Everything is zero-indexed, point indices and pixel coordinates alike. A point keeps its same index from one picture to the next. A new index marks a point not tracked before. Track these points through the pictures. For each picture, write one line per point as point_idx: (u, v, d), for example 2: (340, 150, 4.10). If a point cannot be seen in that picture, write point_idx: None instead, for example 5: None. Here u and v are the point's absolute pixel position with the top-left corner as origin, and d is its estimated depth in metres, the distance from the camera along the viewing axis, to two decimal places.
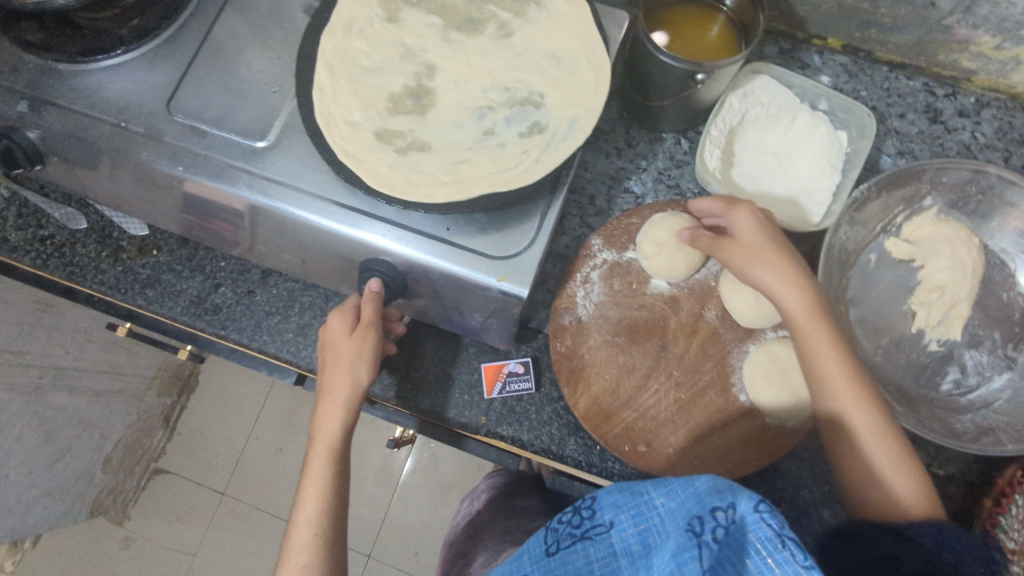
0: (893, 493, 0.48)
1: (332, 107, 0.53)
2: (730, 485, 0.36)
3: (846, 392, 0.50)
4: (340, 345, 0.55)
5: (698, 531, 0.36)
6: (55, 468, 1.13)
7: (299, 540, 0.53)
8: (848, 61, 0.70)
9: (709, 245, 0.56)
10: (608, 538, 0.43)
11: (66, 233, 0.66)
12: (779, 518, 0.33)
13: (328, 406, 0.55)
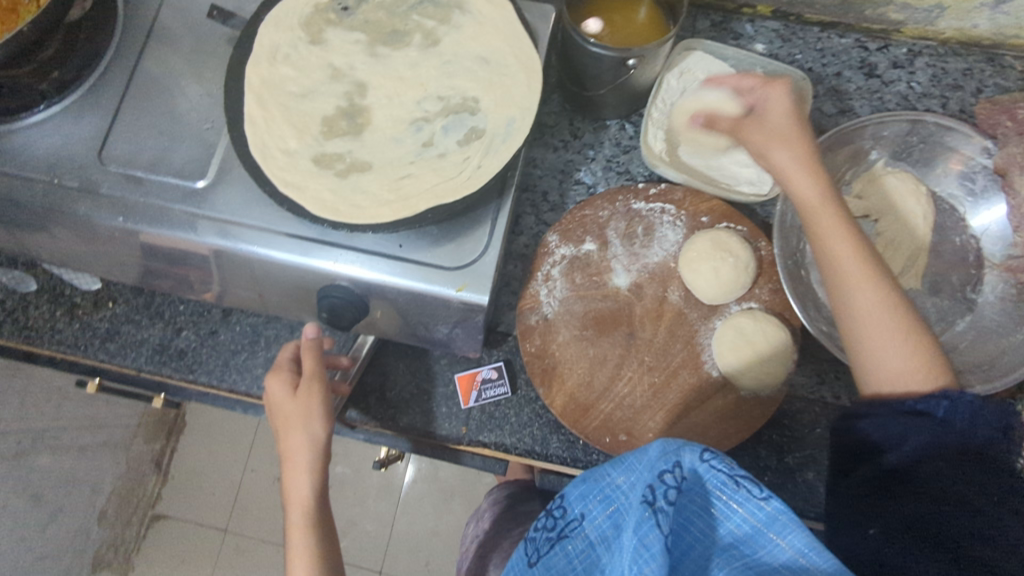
0: (904, 368, 0.49)
1: (266, 138, 0.53)
2: (671, 446, 0.41)
3: (852, 268, 0.51)
4: (289, 407, 0.53)
5: (652, 498, 0.39)
6: (48, 530, 1.11)
7: None
8: (780, 26, 0.71)
9: (732, 123, 0.59)
10: (583, 530, 0.45)
11: (16, 297, 0.64)
12: (725, 462, 0.40)
13: (292, 470, 0.53)
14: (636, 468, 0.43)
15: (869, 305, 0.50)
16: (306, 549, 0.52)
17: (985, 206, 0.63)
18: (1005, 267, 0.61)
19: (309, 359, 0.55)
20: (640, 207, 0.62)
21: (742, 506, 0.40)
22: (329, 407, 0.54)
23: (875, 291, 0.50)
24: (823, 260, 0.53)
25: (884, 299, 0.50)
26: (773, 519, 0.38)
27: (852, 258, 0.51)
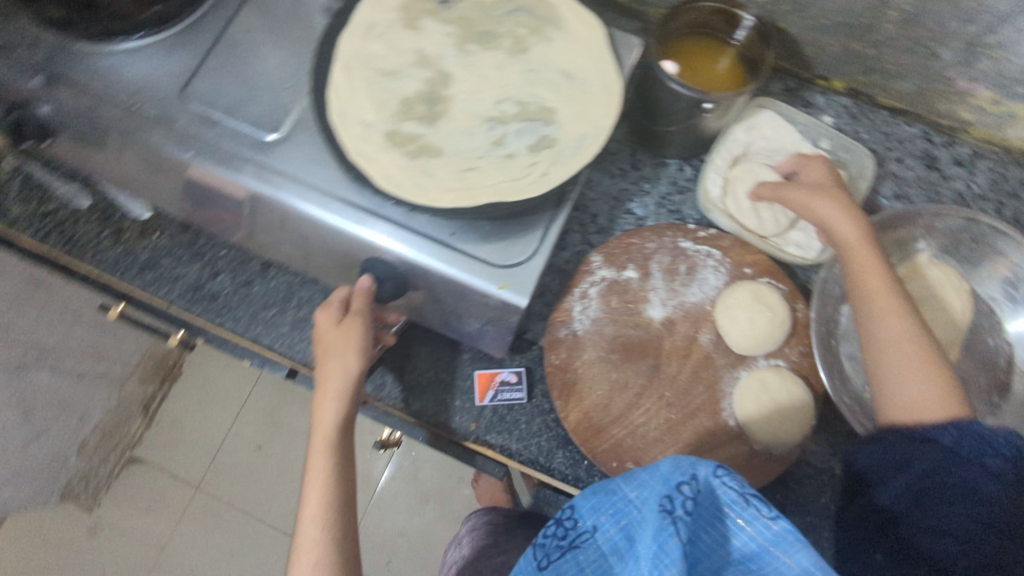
0: (924, 395, 0.51)
1: (347, 107, 0.54)
2: (688, 461, 0.41)
3: (885, 299, 0.54)
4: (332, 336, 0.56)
5: (671, 506, 0.39)
6: (29, 449, 1.10)
7: (306, 536, 0.53)
8: (851, 104, 0.72)
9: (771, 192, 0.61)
10: (593, 542, 0.43)
11: (68, 209, 0.66)
12: (737, 479, 0.39)
13: (323, 399, 0.56)
14: (648, 483, 0.42)
15: (898, 333, 0.53)
16: (324, 477, 0.55)
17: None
18: None
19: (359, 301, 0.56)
20: (687, 245, 0.63)
21: (750, 525, 0.39)
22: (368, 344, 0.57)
23: (906, 323, 0.53)
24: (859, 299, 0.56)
25: (921, 338, 0.53)
26: (780, 538, 0.37)
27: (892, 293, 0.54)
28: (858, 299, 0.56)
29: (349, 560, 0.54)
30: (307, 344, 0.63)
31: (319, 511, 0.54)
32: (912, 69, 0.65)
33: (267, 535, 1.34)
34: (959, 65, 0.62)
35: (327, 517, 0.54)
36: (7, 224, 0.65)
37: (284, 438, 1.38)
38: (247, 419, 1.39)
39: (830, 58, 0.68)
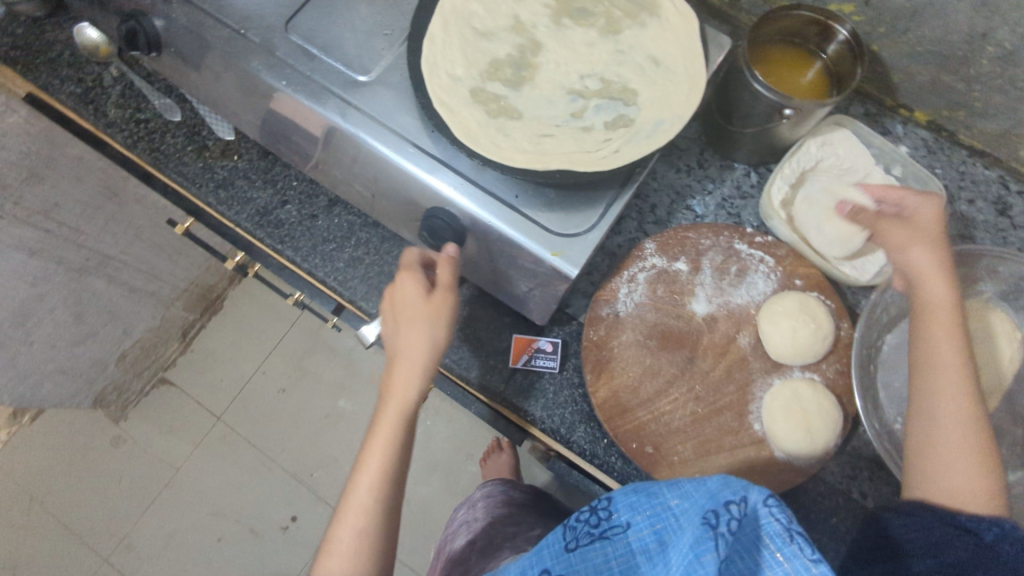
0: (965, 487, 0.50)
1: (439, 58, 0.57)
2: (741, 481, 0.36)
3: (952, 374, 0.52)
4: (416, 301, 0.56)
5: (715, 524, 0.34)
6: (74, 350, 1.16)
7: (358, 500, 0.53)
8: (929, 137, 0.71)
9: (870, 219, 0.61)
10: (625, 539, 0.42)
11: (160, 121, 0.69)
12: (788, 512, 0.34)
13: (400, 364, 0.55)
14: (695, 495, 0.37)
15: (953, 416, 0.52)
16: (387, 442, 0.55)
17: None
18: None
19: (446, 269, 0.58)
20: (742, 248, 0.63)
21: (788, 562, 0.34)
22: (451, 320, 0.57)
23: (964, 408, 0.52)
24: (924, 368, 0.54)
25: (974, 426, 0.51)
26: None
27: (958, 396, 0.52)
28: (922, 373, 0.54)
29: (394, 525, 0.55)
30: (358, 282, 0.66)
31: (377, 472, 0.54)
32: (1000, 110, 0.64)
33: (275, 475, 1.38)
34: None
35: (384, 478, 0.54)
36: (103, 125, 0.69)
37: (307, 385, 1.42)
38: (276, 361, 1.43)
39: (917, 87, 0.68)
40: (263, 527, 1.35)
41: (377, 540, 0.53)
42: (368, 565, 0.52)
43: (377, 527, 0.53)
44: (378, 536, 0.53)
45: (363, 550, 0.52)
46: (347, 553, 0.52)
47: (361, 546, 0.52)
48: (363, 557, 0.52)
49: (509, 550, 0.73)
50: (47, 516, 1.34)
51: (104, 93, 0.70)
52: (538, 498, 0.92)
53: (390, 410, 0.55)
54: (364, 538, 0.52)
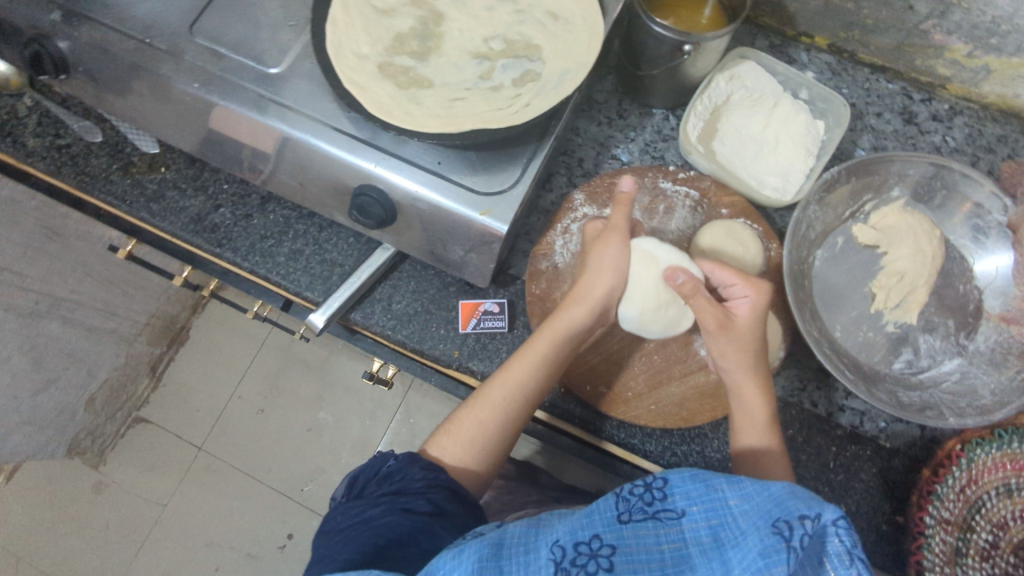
0: None
1: (344, 40, 0.58)
2: (815, 496, 0.38)
3: (759, 430, 0.56)
4: (619, 232, 0.60)
5: (787, 536, 0.37)
6: (39, 397, 1.15)
7: (489, 402, 0.58)
8: (832, 61, 0.75)
9: (690, 292, 0.58)
10: (678, 526, 0.44)
11: (81, 144, 0.69)
12: (854, 538, 0.38)
13: (571, 300, 0.59)
14: (755, 497, 0.40)
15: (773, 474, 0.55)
16: (521, 370, 0.58)
17: (991, 252, 0.65)
18: (1002, 318, 0.64)
19: (621, 209, 0.61)
20: (666, 186, 0.66)
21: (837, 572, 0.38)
22: (627, 264, 0.60)
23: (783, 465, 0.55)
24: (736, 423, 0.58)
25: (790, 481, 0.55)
26: None
27: (767, 416, 0.57)
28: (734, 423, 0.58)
29: (511, 433, 0.59)
30: (302, 274, 0.67)
31: (510, 386, 0.58)
32: (889, 23, 0.68)
33: (264, 496, 1.37)
34: (932, 19, 0.65)
35: (517, 392, 0.58)
36: (24, 155, 0.69)
37: (285, 402, 1.41)
38: (250, 382, 1.42)
39: (813, 13, 0.71)
40: (260, 550, 1.34)
41: (489, 443, 0.59)
42: (478, 454, 0.59)
43: (498, 425, 0.58)
44: (495, 440, 0.59)
45: (473, 450, 0.59)
46: (470, 436, 0.59)
47: (479, 443, 0.59)
48: (472, 452, 0.59)
49: (512, 512, 0.80)
50: (37, 572, 1.31)
51: (21, 124, 0.70)
52: (525, 472, 0.94)
53: (537, 336, 0.59)
54: (483, 427, 0.58)
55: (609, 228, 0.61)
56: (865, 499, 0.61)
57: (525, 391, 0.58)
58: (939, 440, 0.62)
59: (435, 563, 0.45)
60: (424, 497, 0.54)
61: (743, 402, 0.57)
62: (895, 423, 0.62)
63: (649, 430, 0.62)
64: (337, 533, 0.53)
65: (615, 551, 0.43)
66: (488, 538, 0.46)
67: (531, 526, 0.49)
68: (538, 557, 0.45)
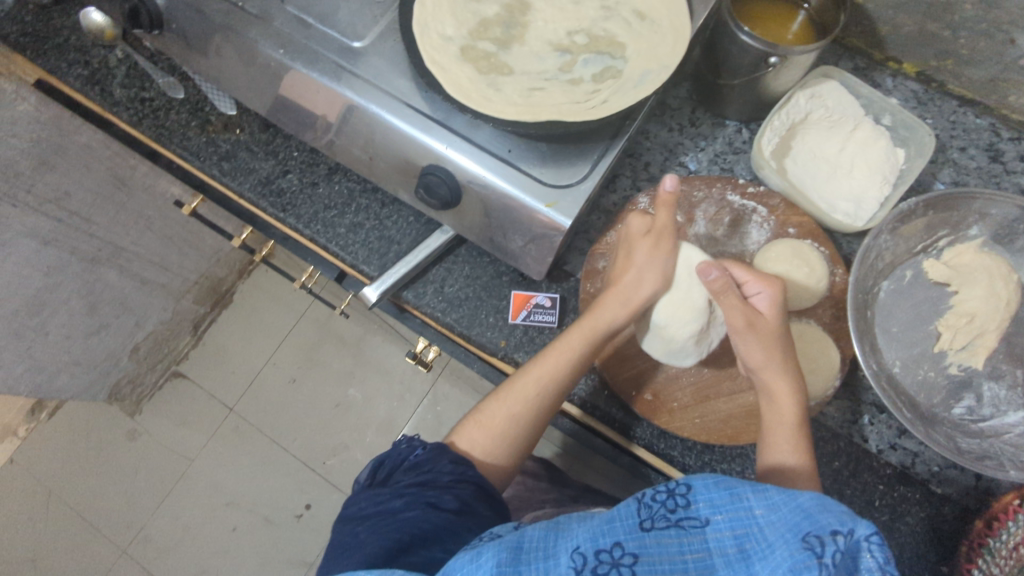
0: None
1: (428, 20, 0.59)
2: (845, 511, 0.37)
3: (785, 435, 0.54)
4: (667, 233, 0.59)
5: (819, 552, 0.35)
6: (89, 340, 1.19)
7: (521, 390, 0.58)
8: (919, 89, 0.72)
9: (720, 288, 0.57)
10: (702, 534, 0.42)
11: (163, 99, 0.72)
12: (887, 556, 0.36)
13: (612, 298, 0.59)
14: (782, 508, 0.39)
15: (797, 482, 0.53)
16: (556, 365, 0.58)
17: None
18: None
19: (665, 210, 0.57)
20: (735, 199, 0.65)
21: None
22: (671, 268, 0.61)
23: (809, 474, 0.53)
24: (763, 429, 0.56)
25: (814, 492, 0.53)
26: None
27: (795, 427, 0.55)
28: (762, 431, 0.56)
29: (539, 423, 0.59)
30: (360, 247, 0.68)
31: (544, 376, 0.58)
32: (986, 55, 0.65)
33: (287, 464, 1.39)
34: None
35: (551, 382, 0.58)
36: (109, 105, 0.71)
37: (318, 374, 1.44)
38: (286, 351, 1.45)
39: (905, 38, 0.69)
40: (277, 516, 1.36)
41: (518, 437, 0.59)
42: (506, 444, 0.59)
43: (528, 418, 0.59)
44: (523, 427, 0.59)
45: (501, 440, 0.59)
46: (499, 428, 0.59)
47: (507, 429, 0.59)
48: (502, 444, 0.59)
49: (531, 510, 0.79)
50: (68, 507, 1.37)
51: (110, 74, 0.72)
52: (551, 471, 0.93)
53: (574, 332, 0.59)
54: (514, 420, 0.59)
55: (655, 228, 0.59)
56: (907, 543, 0.59)
57: (560, 385, 0.58)
58: (994, 492, 0.59)
59: (453, 564, 0.43)
60: (451, 492, 0.54)
61: (771, 411, 0.56)
62: (949, 469, 0.60)
63: (689, 443, 0.62)
64: (362, 519, 0.53)
65: (637, 560, 0.41)
66: (506, 541, 0.43)
67: (549, 529, 0.46)
68: (558, 563, 0.42)
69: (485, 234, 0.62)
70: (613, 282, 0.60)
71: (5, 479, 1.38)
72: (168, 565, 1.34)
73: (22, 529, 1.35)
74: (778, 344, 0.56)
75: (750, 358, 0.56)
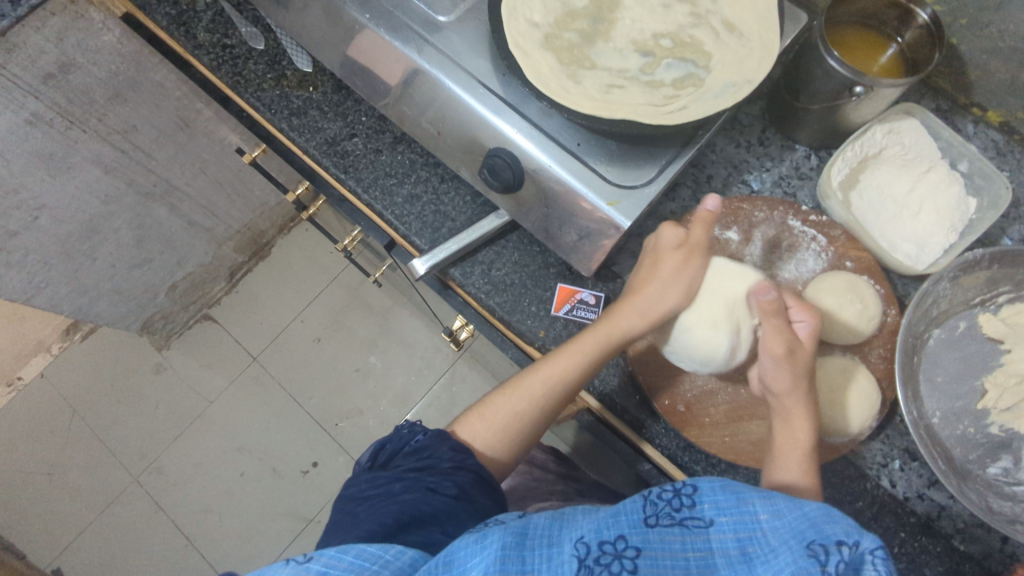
0: None
1: (517, 5, 0.59)
2: (852, 523, 0.37)
3: (796, 451, 0.54)
4: (698, 251, 0.60)
5: (823, 560, 0.35)
6: (132, 271, 1.23)
7: (527, 389, 0.59)
8: (1001, 140, 0.70)
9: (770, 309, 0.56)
10: (705, 534, 0.42)
11: (244, 47, 0.73)
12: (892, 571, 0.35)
13: (630, 307, 0.59)
14: (788, 515, 0.39)
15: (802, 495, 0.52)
16: (566, 366, 0.58)
17: None
18: None
19: (701, 227, 0.59)
20: (795, 224, 0.65)
21: None
22: (698, 283, 0.61)
23: (814, 490, 0.53)
24: (776, 443, 0.56)
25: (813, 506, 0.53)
26: None
27: (807, 449, 0.55)
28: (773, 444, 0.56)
29: (540, 421, 0.60)
30: (414, 218, 0.68)
31: (550, 377, 0.58)
32: None
33: (300, 420, 1.41)
34: None
35: (556, 384, 0.58)
36: (191, 47, 0.73)
37: (342, 338, 1.46)
38: (315, 310, 1.48)
39: (994, 85, 0.67)
40: (284, 468, 1.39)
41: (520, 434, 0.60)
42: (507, 442, 0.60)
43: (532, 417, 0.59)
44: (524, 424, 0.60)
45: (502, 437, 0.59)
46: (501, 422, 0.60)
47: (508, 424, 0.60)
48: (503, 439, 0.59)
49: (536, 500, 0.80)
50: (89, 428, 1.42)
51: (196, 17, 0.74)
52: (562, 464, 0.95)
53: (588, 336, 0.59)
54: (517, 417, 0.60)
55: (687, 242, 0.60)
56: None
57: (565, 388, 0.58)
58: (1019, 558, 0.58)
59: (456, 544, 0.43)
60: (457, 477, 0.54)
61: (784, 432, 0.56)
62: (974, 526, 0.59)
63: (713, 460, 0.62)
64: (362, 500, 0.53)
65: (640, 554, 0.41)
66: (512, 525, 0.43)
67: (556, 518, 0.46)
68: (562, 551, 0.42)
69: (539, 224, 0.62)
70: (635, 291, 0.60)
71: (33, 392, 1.43)
72: (174, 499, 1.37)
73: (44, 443, 1.40)
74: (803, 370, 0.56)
75: (777, 383, 0.56)
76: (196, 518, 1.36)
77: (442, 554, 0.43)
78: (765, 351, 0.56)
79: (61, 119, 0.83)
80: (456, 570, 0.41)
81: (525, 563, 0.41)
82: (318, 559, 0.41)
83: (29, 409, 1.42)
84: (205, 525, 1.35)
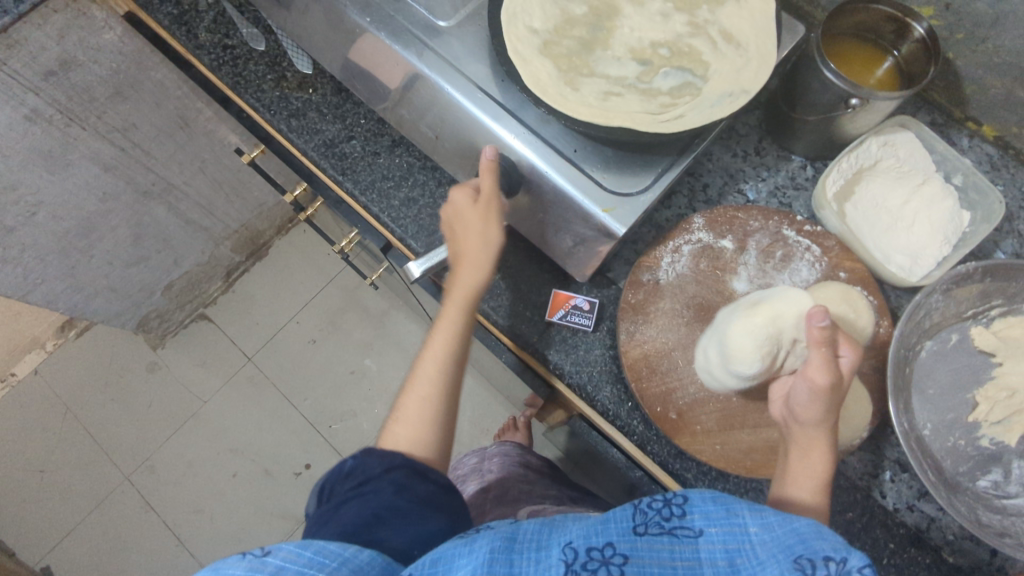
0: None
1: (518, 11, 0.60)
2: (840, 539, 0.36)
3: (815, 470, 0.52)
4: (493, 204, 0.59)
5: (808, 572, 0.35)
6: (128, 269, 1.23)
7: (423, 376, 0.60)
8: (995, 154, 0.71)
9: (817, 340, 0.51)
10: (694, 544, 0.42)
11: (244, 48, 0.73)
12: None
13: (455, 260, 0.60)
14: (777, 528, 0.39)
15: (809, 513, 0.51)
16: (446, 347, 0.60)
17: None
18: None
19: (489, 176, 0.58)
20: (790, 234, 0.65)
21: None
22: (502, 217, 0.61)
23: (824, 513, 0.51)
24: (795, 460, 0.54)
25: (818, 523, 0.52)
26: None
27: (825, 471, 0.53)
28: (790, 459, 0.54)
29: (450, 405, 0.60)
30: (411, 222, 0.69)
31: (438, 359, 0.60)
32: None
33: (293, 421, 1.41)
34: None
35: (446, 362, 0.60)
36: (193, 47, 0.73)
37: (338, 340, 1.46)
38: (311, 312, 1.48)
39: (989, 100, 0.68)
40: (277, 469, 1.38)
41: (437, 419, 0.58)
42: (428, 436, 0.57)
43: (440, 398, 0.59)
44: (437, 413, 0.58)
45: (421, 431, 0.57)
46: (418, 416, 0.58)
47: (421, 417, 0.58)
48: (423, 432, 0.57)
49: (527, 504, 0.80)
50: (82, 426, 1.41)
51: (198, 17, 0.74)
52: (554, 469, 0.95)
53: (449, 306, 0.60)
54: (427, 407, 0.58)
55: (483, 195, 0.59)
56: None
57: (452, 358, 0.60)
58: (1007, 571, 0.58)
59: (444, 547, 0.43)
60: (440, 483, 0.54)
61: (803, 452, 0.54)
62: (963, 539, 0.59)
63: (706, 468, 0.62)
64: None
65: (627, 561, 0.41)
66: (501, 530, 0.44)
67: (545, 524, 0.46)
68: (549, 555, 0.42)
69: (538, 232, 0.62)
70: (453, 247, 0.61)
71: (27, 388, 1.43)
72: (166, 499, 1.37)
73: (36, 440, 1.40)
74: (837, 405, 0.53)
75: (808, 412, 0.53)
76: (187, 518, 1.35)
77: (430, 555, 0.43)
78: (805, 379, 0.53)
79: (61, 117, 0.83)
80: (443, 568, 0.41)
81: (513, 567, 0.41)
82: (276, 553, 0.41)
83: (23, 405, 1.42)
84: (196, 526, 1.35)
